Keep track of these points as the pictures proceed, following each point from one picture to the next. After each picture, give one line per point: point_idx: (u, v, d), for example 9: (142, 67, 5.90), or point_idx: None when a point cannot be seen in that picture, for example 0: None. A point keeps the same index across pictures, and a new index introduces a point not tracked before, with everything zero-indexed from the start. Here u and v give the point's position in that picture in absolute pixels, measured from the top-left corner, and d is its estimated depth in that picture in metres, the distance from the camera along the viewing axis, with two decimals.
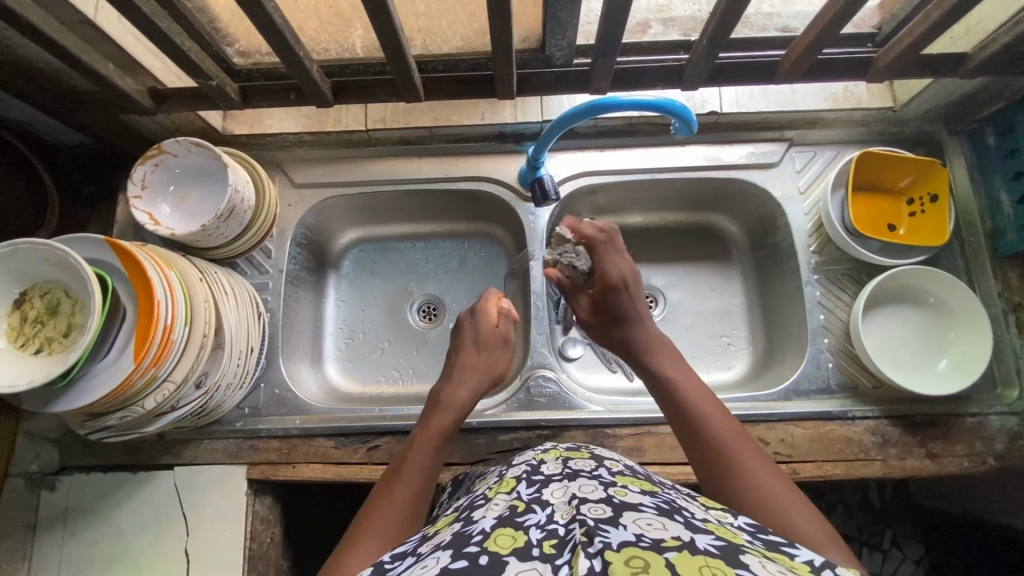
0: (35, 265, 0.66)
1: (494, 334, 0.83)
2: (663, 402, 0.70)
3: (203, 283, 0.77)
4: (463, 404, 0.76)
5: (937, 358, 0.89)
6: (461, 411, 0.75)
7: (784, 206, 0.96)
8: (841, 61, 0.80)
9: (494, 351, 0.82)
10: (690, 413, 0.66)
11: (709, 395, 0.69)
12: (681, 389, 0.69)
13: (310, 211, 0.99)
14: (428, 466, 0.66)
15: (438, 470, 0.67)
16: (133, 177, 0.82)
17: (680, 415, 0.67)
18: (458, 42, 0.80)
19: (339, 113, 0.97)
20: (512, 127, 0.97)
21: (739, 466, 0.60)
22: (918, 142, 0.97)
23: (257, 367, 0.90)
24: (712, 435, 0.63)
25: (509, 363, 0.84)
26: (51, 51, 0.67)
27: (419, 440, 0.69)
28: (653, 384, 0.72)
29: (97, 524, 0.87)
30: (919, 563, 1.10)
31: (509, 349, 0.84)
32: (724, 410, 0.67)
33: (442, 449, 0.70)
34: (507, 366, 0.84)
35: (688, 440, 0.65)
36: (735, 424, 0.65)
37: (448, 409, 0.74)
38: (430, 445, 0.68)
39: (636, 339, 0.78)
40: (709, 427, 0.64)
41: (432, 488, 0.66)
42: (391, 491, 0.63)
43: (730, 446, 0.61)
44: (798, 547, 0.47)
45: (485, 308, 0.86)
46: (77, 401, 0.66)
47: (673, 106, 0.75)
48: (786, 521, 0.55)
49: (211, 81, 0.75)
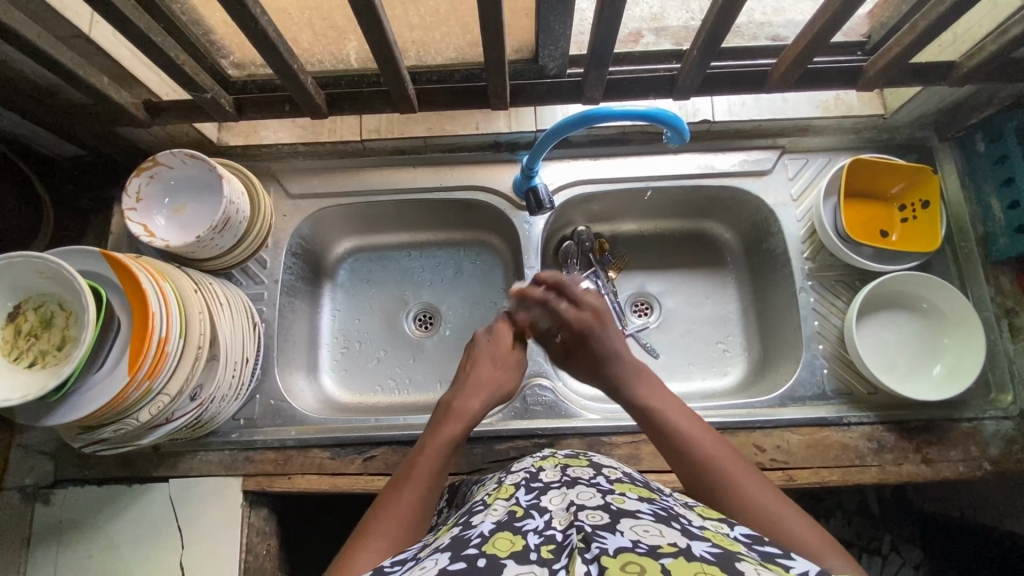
0: (31, 277, 0.66)
1: (509, 356, 0.84)
2: (651, 431, 0.70)
3: (198, 294, 0.77)
4: (475, 414, 0.75)
5: (931, 363, 0.89)
6: (472, 421, 0.74)
7: (778, 214, 0.96)
8: (831, 70, 0.81)
9: (507, 369, 0.82)
10: (675, 434, 0.67)
11: (690, 414, 0.69)
12: (661, 410, 0.70)
13: (306, 222, 0.99)
14: (440, 469, 0.66)
15: (447, 477, 0.67)
16: (128, 190, 0.82)
17: (664, 438, 0.67)
18: (451, 53, 0.81)
19: (334, 124, 0.98)
20: (507, 137, 0.98)
21: (734, 479, 0.60)
22: (909, 149, 0.97)
23: (253, 377, 0.90)
24: (698, 456, 0.63)
25: (518, 384, 0.84)
26: (45, 64, 0.67)
27: (429, 446, 0.68)
28: (637, 411, 0.72)
29: (92, 536, 0.86)
30: (918, 569, 1.10)
31: (520, 372, 0.85)
32: (708, 428, 0.67)
33: (452, 457, 0.69)
34: (515, 386, 0.84)
35: (677, 461, 0.65)
36: (719, 439, 0.66)
37: (461, 418, 0.73)
38: (441, 453, 0.68)
39: (616, 371, 0.77)
40: (693, 445, 0.65)
41: (438, 495, 0.65)
42: (400, 493, 0.62)
43: (717, 461, 0.62)
44: (793, 557, 0.46)
45: (501, 331, 0.86)
46: (72, 413, 0.66)
47: (664, 115, 0.75)
48: (785, 532, 0.55)
49: (206, 95, 0.76)
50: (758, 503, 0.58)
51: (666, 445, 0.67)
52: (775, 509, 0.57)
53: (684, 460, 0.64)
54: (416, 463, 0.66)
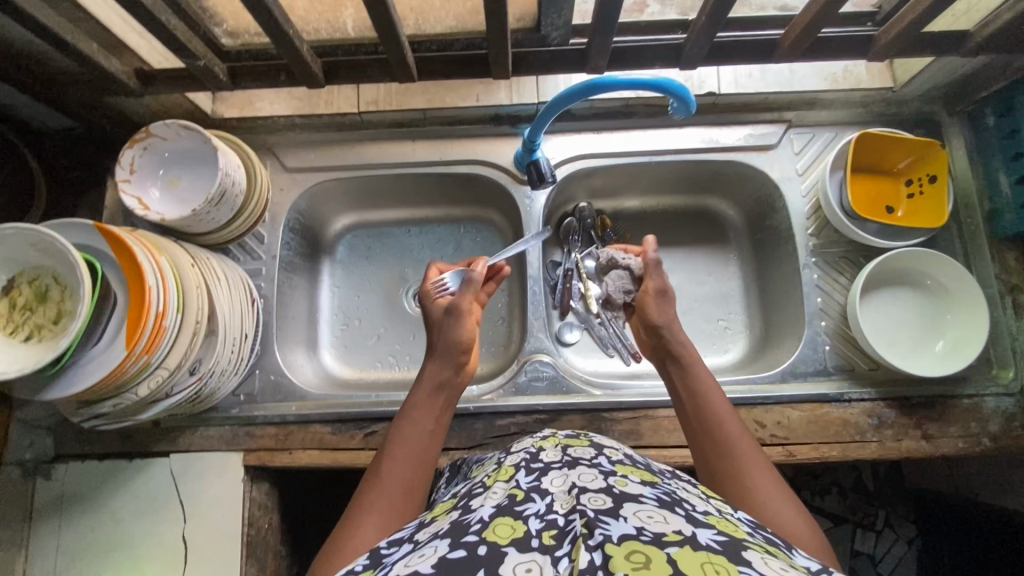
0: (23, 252, 0.65)
1: (444, 314, 0.77)
2: (683, 407, 0.71)
3: (194, 269, 0.76)
4: (443, 376, 0.73)
5: (933, 339, 0.89)
6: (440, 384, 0.73)
7: (783, 189, 0.95)
8: (841, 40, 0.79)
9: (446, 325, 0.76)
10: (704, 412, 0.68)
11: (724, 398, 0.69)
12: (702, 392, 0.70)
13: (302, 196, 0.98)
14: (416, 437, 0.68)
15: (432, 440, 0.69)
16: (121, 161, 0.80)
17: (695, 417, 0.68)
18: (450, 21, 0.79)
19: (332, 96, 0.95)
20: (508, 109, 0.96)
21: (749, 468, 0.61)
22: (918, 123, 0.95)
23: (252, 353, 0.90)
24: (719, 442, 0.65)
25: (467, 331, 0.75)
26: (33, 30, 0.66)
27: (406, 415, 0.70)
28: (678, 385, 0.73)
29: (93, 512, 0.87)
30: (911, 543, 1.13)
31: (461, 318, 0.76)
32: (737, 415, 0.68)
33: (431, 418, 0.70)
34: (467, 334, 0.75)
35: (698, 441, 0.67)
36: (744, 430, 0.66)
37: (417, 390, 0.72)
38: (418, 417, 0.70)
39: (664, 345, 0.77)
40: (719, 431, 0.66)
41: (429, 461, 0.67)
42: (384, 465, 0.65)
43: (736, 451, 0.63)
44: (798, 549, 0.47)
45: (427, 298, 0.81)
46: (68, 388, 0.65)
47: (671, 86, 0.73)
48: (778, 525, 0.56)
49: (199, 62, 0.74)
50: (760, 496, 0.58)
51: (691, 419, 0.69)
52: (776, 503, 0.58)
53: (705, 437, 0.66)
54: (390, 443, 0.67)
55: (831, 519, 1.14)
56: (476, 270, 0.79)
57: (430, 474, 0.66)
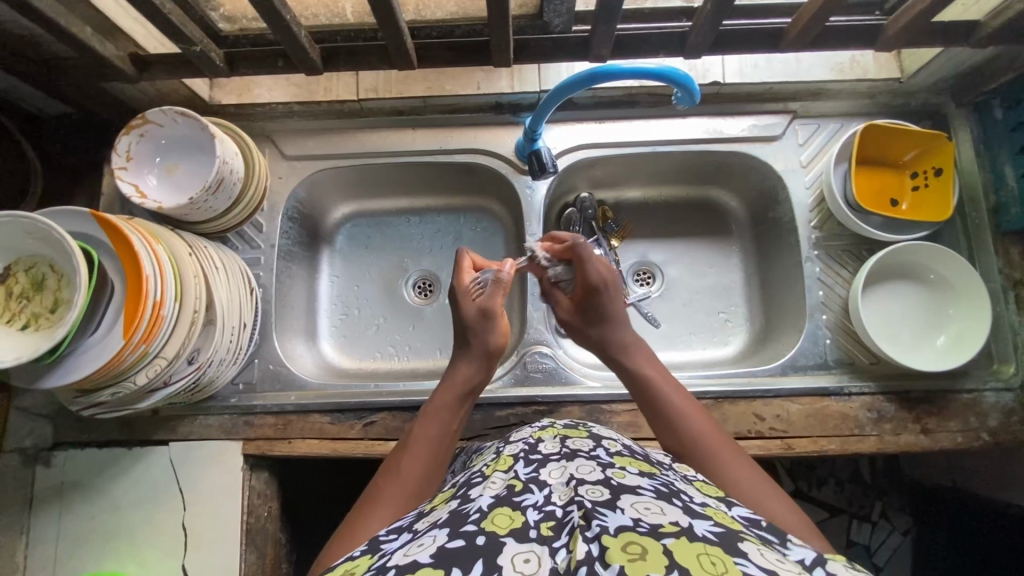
0: (19, 239, 0.65)
1: (477, 317, 0.74)
2: (648, 407, 0.70)
3: (192, 258, 0.75)
4: (473, 382, 0.72)
5: (934, 335, 0.89)
6: (468, 389, 0.72)
7: (786, 180, 0.94)
8: (848, 30, 0.78)
9: (478, 326, 0.74)
10: (671, 412, 0.67)
11: (686, 394, 0.69)
12: (663, 390, 0.69)
13: (301, 184, 0.97)
14: (439, 436, 0.67)
15: (451, 442, 0.68)
16: (117, 148, 0.79)
17: (662, 415, 0.68)
18: (452, 7, 0.78)
19: (330, 83, 0.94)
20: (509, 97, 0.95)
21: (733, 466, 0.60)
22: (924, 115, 0.94)
23: (250, 343, 0.89)
24: (694, 437, 0.64)
25: (497, 335, 0.74)
26: (28, 14, 0.65)
27: (429, 415, 0.69)
28: (636, 384, 0.72)
29: (93, 499, 0.87)
30: (906, 534, 1.13)
31: (494, 321, 0.74)
32: (701, 408, 0.68)
33: (455, 421, 0.69)
34: (501, 340, 0.75)
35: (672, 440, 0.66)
36: (716, 423, 0.66)
37: (448, 391, 0.71)
38: (441, 417, 0.69)
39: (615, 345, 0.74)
40: (690, 427, 0.65)
41: (444, 462, 0.66)
42: (401, 462, 0.64)
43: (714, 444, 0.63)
44: (788, 546, 0.46)
45: (461, 290, 0.77)
46: (67, 376, 0.65)
47: (675, 75, 0.72)
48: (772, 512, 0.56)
49: (193, 47, 0.73)
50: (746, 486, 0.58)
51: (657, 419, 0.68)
52: (763, 492, 0.57)
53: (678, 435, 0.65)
54: (414, 438, 0.66)
55: (828, 511, 1.14)
56: (504, 271, 0.76)
57: (442, 473, 0.65)
